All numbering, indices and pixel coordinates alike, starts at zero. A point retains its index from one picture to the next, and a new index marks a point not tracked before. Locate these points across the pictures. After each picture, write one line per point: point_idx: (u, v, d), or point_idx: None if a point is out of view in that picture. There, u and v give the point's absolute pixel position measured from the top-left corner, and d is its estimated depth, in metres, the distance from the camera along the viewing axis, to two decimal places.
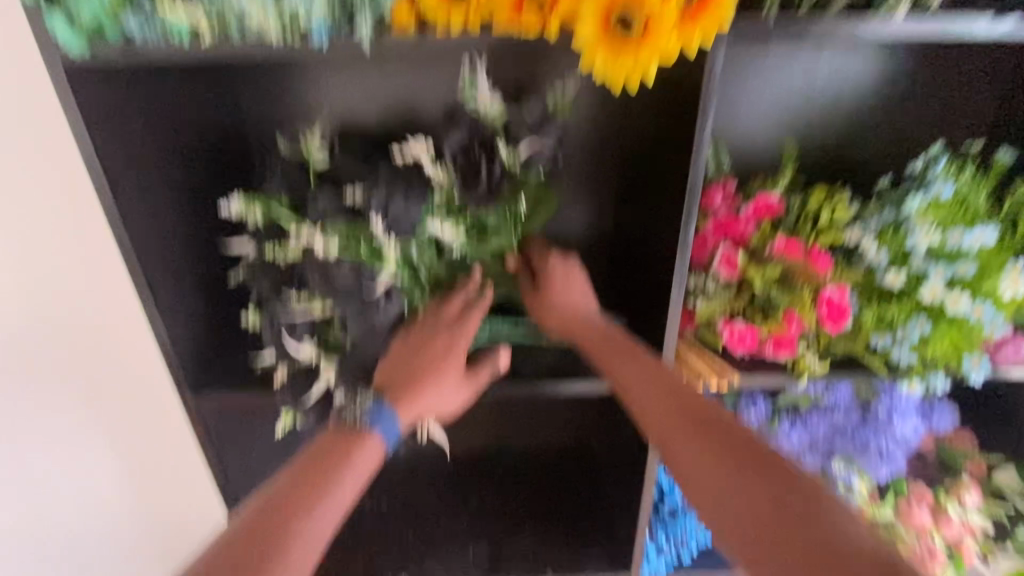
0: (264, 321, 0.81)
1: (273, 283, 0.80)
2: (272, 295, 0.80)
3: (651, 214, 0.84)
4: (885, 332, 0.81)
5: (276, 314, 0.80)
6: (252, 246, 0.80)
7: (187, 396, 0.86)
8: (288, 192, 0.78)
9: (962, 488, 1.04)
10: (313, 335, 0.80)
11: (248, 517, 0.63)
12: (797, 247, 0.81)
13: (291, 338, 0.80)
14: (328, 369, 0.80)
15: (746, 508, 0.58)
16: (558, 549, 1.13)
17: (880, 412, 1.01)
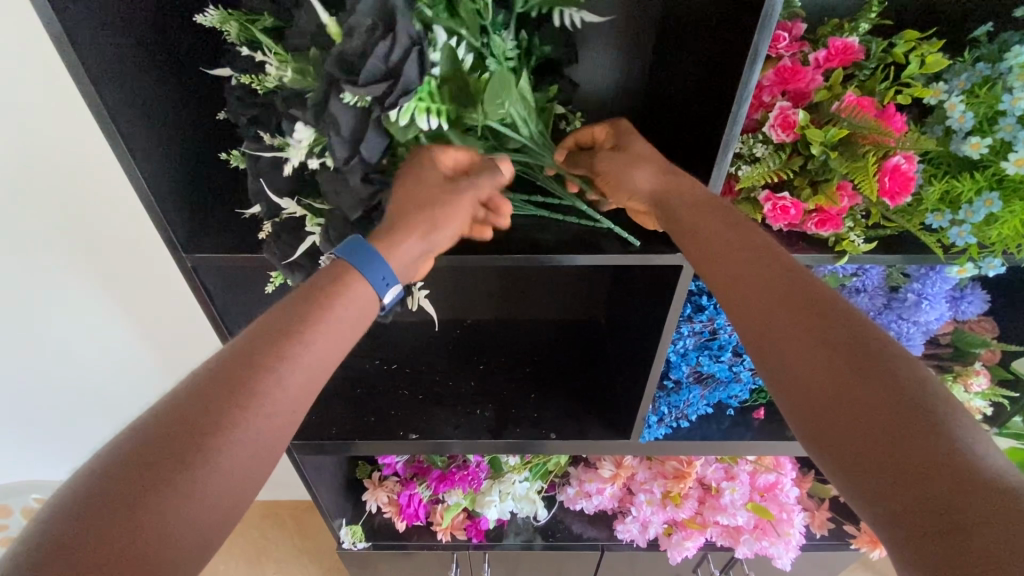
0: (248, 168, 0.75)
1: (252, 119, 0.74)
2: (251, 131, 0.74)
3: (697, 61, 0.72)
4: (945, 210, 0.73)
5: (253, 159, 0.74)
6: (233, 73, 0.72)
7: (182, 255, 0.79)
8: (270, 10, 0.69)
9: (971, 375, 1.04)
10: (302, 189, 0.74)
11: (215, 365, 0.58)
12: (869, 105, 0.69)
13: (272, 190, 0.73)
14: (316, 230, 0.74)
15: (857, 403, 0.50)
16: (560, 412, 1.15)
17: (908, 296, 0.96)
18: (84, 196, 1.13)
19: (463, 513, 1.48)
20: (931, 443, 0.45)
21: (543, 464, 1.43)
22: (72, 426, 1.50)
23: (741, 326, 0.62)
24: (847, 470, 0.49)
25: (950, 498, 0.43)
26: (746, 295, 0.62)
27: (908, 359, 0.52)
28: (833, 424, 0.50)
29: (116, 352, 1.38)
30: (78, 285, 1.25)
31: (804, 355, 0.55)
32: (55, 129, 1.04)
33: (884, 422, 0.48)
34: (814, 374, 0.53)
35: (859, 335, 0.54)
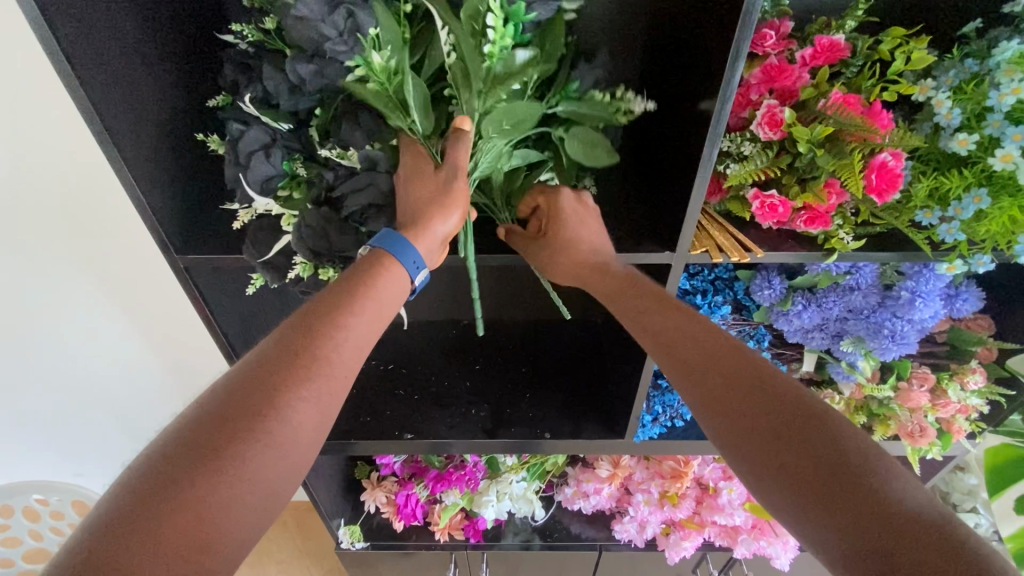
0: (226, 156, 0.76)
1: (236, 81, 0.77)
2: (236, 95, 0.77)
3: (685, 62, 0.72)
4: (935, 206, 0.72)
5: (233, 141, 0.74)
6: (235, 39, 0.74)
7: (174, 256, 0.81)
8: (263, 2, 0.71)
9: (967, 373, 1.03)
10: (279, 181, 0.75)
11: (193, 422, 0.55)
12: (855, 102, 0.69)
13: (250, 183, 0.74)
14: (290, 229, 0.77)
15: (796, 464, 0.55)
16: (555, 411, 1.16)
17: (902, 294, 0.96)
18: (86, 198, 1.15)
19: (460, 513, 1.48)
20: (867, 492, 0.50)
21: (540, 465, 1.43)
22: (75, 427, 1.52)
23: (688, 386, 0.67)
24: (794, 496, 0.54)
25: (885, 504, 0.49)
26: (686, 372, 0.67)
27: (829, 410, 0.58)
28: (780, 474, 0.56)
29: (117, 353, 1.40)
30: (79, 287, 1.27)
31: (744, 424, 0.60)
32: (54, 134, 1.07)
33: (823, 478, 0.53)
34: (757, 441, 0.58)
35: (784, 397, 0.59)
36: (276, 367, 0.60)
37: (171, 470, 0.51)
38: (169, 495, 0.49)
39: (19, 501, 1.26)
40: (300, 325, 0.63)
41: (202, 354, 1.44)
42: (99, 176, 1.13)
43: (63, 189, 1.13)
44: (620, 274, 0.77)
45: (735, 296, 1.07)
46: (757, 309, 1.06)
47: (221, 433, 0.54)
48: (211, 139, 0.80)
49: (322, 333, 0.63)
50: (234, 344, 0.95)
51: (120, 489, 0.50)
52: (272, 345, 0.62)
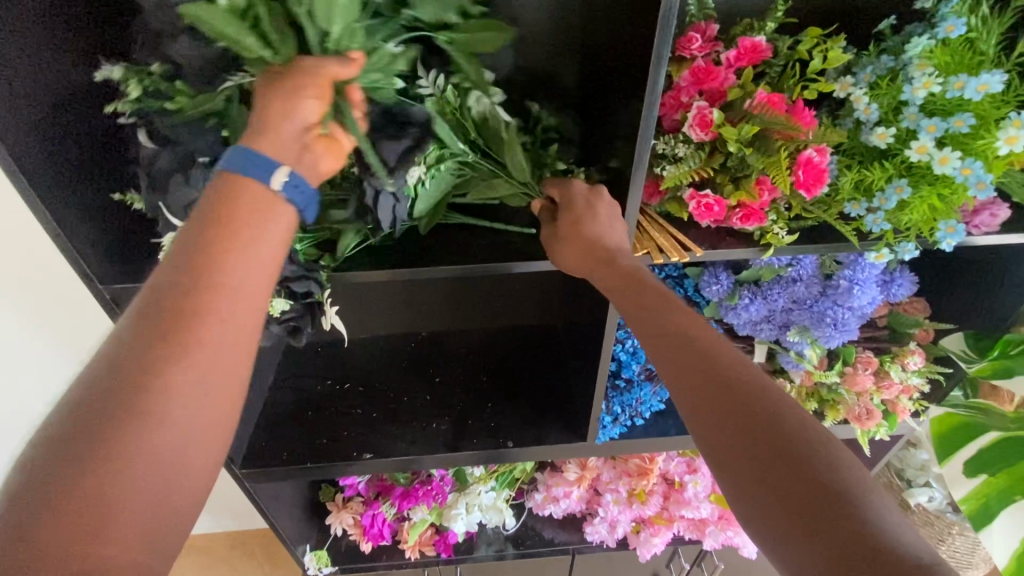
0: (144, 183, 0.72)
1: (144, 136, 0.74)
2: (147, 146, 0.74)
3: (618, 69, 0.73)
4: (861, 198, 0.75)
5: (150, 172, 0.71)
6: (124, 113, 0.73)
7: (98, 287, 0.78)
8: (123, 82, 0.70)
9: (908, 354, 1.07)
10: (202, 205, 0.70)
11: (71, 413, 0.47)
12: (779, 101, 0.71)
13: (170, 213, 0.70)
14: None
15: (803, 503, 0.50)
16: (517, 418, 1.15)
17: (841, 282, 0.99)
18: None
19: (431, 528, 1.45)
20: (877, 545, 0.47)
21: (509, 473, 1.42)
22: None
23: (679, 403, 0.61)
24: (796, 539, 0.50)
25: (897, 560, 0.46)
26: (685, 385, 0.61)
27: (834, 445, 0.53)
28: (739, 456, 0.55)
29: None
30: None
31: (745, 450, 0.55)
32: None
33: (829, 522, 0.49)
34: (760, 472, 0.53)
35: (788, 429, 0.54)
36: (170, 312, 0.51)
37: (61, 458, 0.45)
38: (84, 454, 0.45)
39: None
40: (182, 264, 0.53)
41: None
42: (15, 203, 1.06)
43: None
44: (621, 270, 0.71)
45: (685, 293, 1.09)
46: (707, 304, 1.07)
47: (106, 417, 0.46)
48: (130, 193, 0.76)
49: (205, 266, 0.52)
50: None
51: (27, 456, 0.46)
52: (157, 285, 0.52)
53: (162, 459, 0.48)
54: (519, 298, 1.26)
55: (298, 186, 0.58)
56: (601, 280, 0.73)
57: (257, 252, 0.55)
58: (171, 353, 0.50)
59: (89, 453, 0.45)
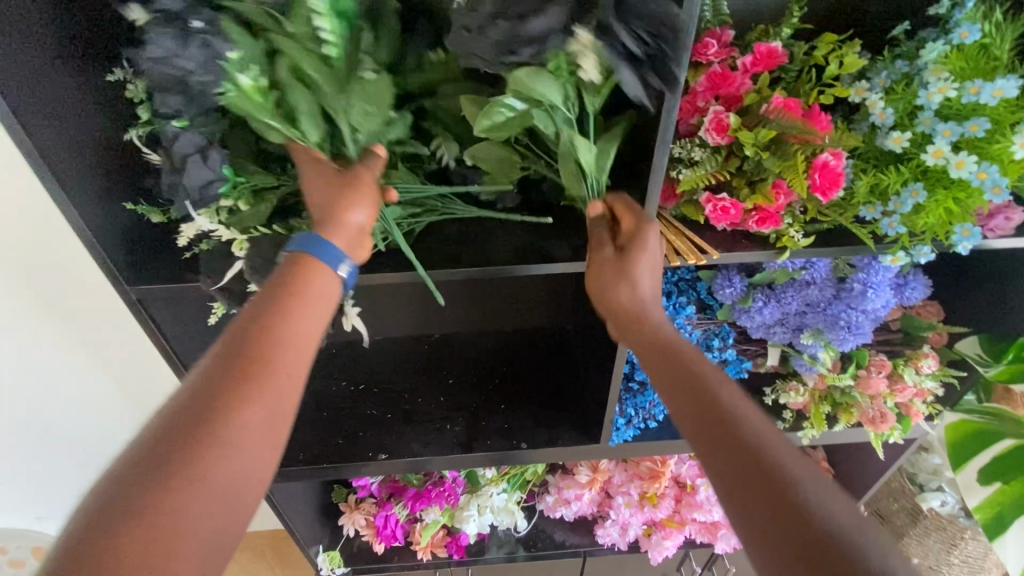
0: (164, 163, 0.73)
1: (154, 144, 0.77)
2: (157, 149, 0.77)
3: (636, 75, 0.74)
4: (876, 202, 0.76)
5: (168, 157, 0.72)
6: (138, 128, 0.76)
7: (126, 288, 0.78)
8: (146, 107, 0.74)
9: (921, 357, 1.07)
10: (220, 188, 0.72)
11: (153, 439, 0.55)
12: (795, 105, 0.72)
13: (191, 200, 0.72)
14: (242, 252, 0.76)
15: None
16: (530, 420, 1.16)
17: (854, 286, 0.99)
18: (25, 231, 1.10)
19: (442, 530, 1.45)
20: None
21: (520, 475, 1.42)
22: (32, 467, 1.46)
23: (710, 473, 0.62)
24: None
25: None
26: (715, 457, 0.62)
27: (864, 539, 0.52)
28: (731, 490, 0.59)
29: (79, 389, 1.35)
30: (24, 324, 1.22)
31: (770, 532, 0.55)
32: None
33: None
34: (781, 555, 0.54)
35: (813, 515, 0.54)
36: (239, 363, 0.59)
37: (142, 475, 0.52)
38: (163, 475, 0.52)
39: None
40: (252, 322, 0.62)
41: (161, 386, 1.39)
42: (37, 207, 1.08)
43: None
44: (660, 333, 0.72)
45: (698, 296, 1.10)
46: (721, 307, 1.08)
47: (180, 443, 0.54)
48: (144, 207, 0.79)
49: (270, 321, 0.62)
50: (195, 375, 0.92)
51: (109, 482, 0.52)
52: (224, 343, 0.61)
53: (222, 483, 0.54)
54: (532, 301, 1.27)
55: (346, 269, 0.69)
56: (637, 336, 0.74)
57: (315, 315, 0.65)
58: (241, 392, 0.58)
59: (166, 471, 0.52)
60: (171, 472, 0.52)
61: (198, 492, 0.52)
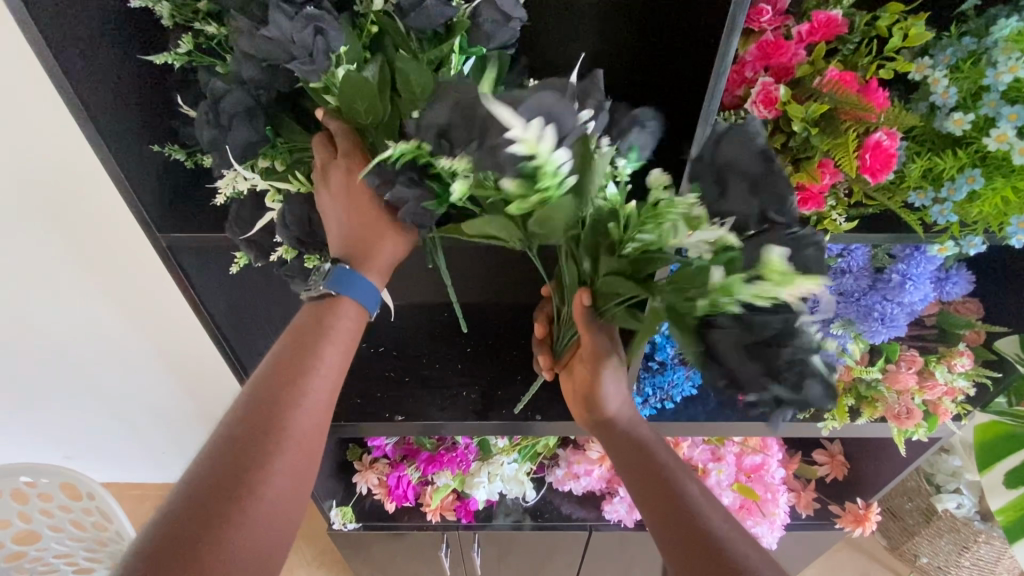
0: (203, 116, 0.70)
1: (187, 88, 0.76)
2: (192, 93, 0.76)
3: (676, 50, 0.71)
4: (928, 187, 0.72)
5: (213, 107, 0.69)
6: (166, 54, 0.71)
7: (157, 234, 0.80)
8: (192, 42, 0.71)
9: (955, 355, 1.03)
10: (262, 148, 0.71)
11: (187, 497, 0.57)
12: (851, 80, 0.68)
13: (232, 152, 0.69)
14: (275, 207, 0.74)
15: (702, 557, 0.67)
16: (546, 393, 1.16)
17: (893, 277, 0.96)
18: (65, 178, 1.12)
19: (452, 495, 1.48)
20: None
21: (532, 446, 1.43)
22: (68, 404, 1.54)
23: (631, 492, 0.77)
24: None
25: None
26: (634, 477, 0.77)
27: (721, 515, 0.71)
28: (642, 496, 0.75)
29: (109, 336, 1.40)
30: (58, 266, 1.25)
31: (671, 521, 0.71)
32: (19, 109, 1.02)
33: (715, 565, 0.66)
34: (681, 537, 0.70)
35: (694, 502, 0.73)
36: (268, 412, 0.63)
37: (179, 537, 0.54)
38: (203, 531, 0.54)
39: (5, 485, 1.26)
40: (274, 374, 0.66)
41: (187, 338, 1.42)
42: (74, 155, 1.09)
43: (35, 167, 1.09)
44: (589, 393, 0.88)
45: None
46: None
47: (212, 498, 0.56)
48: (171, 148, 0.78)
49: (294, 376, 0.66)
50: (220, 325, 0.93)
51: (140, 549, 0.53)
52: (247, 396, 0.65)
53: (253, 538, 0.56)
54: None
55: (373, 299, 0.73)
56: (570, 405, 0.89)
57: (337, 364, 0.69)
58: (272, 447, 0.61)
59: (205, 527, 0.55)
60: (209, 527, 0.55)
61: (229, 561, 0.54)
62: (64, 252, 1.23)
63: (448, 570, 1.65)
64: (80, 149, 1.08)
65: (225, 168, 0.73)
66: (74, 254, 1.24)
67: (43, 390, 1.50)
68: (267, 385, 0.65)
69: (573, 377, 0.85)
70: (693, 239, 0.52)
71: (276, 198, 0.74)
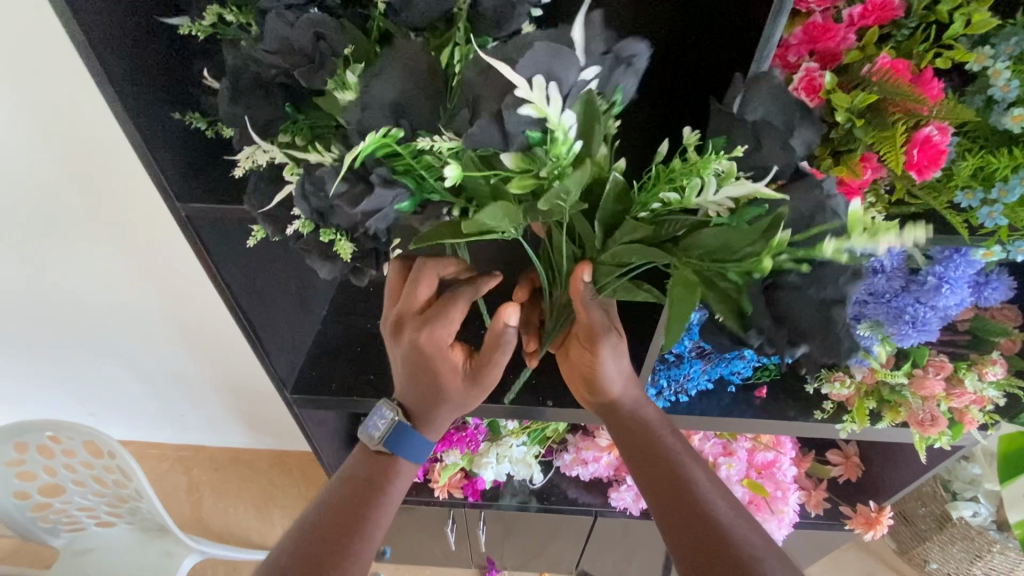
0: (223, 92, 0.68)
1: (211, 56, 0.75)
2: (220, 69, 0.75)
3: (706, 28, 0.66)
4: (977, 187, 0.68)
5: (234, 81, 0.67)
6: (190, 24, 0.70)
7: (176, 204, 0.80)
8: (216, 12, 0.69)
9: (987, 363, 0.98)
10: (281, 125, 0.69)
11: None
12: (904, 68, 0.64)
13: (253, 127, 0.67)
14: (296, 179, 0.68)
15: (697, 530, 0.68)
16: (559, 379, 1.15)
17: (928, 279, 0.92)
18: (83, 141, 1.11)
19: (460, 472, 1.49)
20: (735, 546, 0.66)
21: (541, 430, 1.43)
22: (93, 362, 1.59)
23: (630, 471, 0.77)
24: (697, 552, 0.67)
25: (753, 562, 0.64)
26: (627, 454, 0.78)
27: (712, 486, 0.72)
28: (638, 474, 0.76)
29: (131, 298, 1.42)
30: (82, 228, 1.27)
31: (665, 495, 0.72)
32: (35, 69, 1.01)
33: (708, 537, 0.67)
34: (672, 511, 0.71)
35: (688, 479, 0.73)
36: (334, 534, 0.74)
37: None
38: None
39: (33, 439, 1.31)
40: (331, 509, 0.76)
41: (203, 305, 1.43)
42: (91, 117, 1.08)
43: (54, 128, 1.09)
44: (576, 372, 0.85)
45: None
46: None
47: None
48: (194, 118, 0.77)
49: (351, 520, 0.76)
50: (237, 297, 0.93)
51: None
52: (311, 521, 0.75)
53: None
54: None
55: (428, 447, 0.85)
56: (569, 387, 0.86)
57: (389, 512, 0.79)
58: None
59: None
60: None
61: None
62: (86, 214, 1.24)
63: (453, 545, 1.68)
64: (93, 109, 1.06)
65: (245, 144, 0.71)
66: (95, 217, 1.25)
67: (69, 347, 1.54)
68: (323, 526, 0.74)
69: (570, 359, 0.80)
70: (717, 197, 0.52)
71: (295, 171, 0.69)
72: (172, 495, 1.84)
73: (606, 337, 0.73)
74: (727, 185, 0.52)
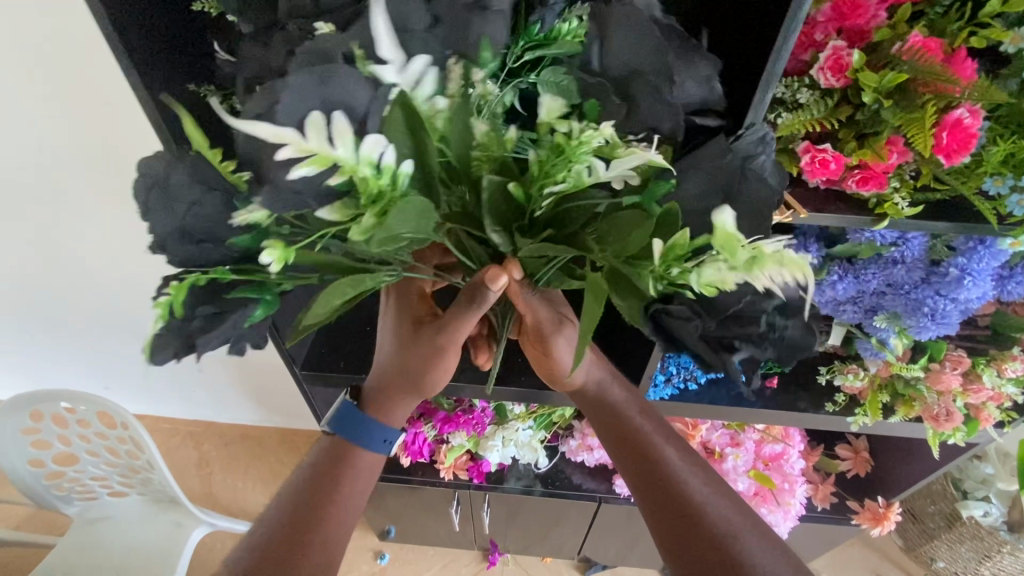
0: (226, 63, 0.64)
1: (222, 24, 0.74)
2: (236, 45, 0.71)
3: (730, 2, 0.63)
4: (1007, 174, 0.66)
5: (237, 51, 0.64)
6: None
7: None
8: None
9: (1007, 359, 0.96)
10: None
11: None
12: (936, 48, 0.61)
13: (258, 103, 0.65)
14: None
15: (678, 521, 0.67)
16: None
17: (950, 271, 0.89)
18: (95, 115, 1.11)
19: (466, 455, 1.49)
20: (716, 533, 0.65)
21: (548, 415, 1.43)
22: (107, 335, 1.61)
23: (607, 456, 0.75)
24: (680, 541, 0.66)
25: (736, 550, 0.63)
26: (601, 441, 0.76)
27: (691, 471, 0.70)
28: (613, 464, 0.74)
29: (143, 273, 1.43)
30: (95, 201, 1.27)
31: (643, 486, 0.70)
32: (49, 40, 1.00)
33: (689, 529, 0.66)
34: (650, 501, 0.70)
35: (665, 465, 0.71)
36: (306, 507, 0.69)
37: None
38: None
39: (48, 408, 1.33)
40: (308, 484, 0.71)
41: None
42: (103, 90, 1.07)
43: (68, 101, 1.09)
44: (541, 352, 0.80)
45: None
46: None
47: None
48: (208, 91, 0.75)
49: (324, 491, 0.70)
50: None
51: None
52: (287, 492, 0.71)
53: None
54: None
55: (391, 440, 0.77)
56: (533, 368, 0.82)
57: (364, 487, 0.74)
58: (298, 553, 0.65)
59: None
60: None
61: None
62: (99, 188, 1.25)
63: (457, 526, 1.69)
64: (106, 82, 1.06)
65: None
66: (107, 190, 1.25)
67: (84, 319, 1.57)
68: (295, 500, 0.69)
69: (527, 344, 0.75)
70: (611, 173, 0.45)
71: None
72: (182, 468, 1.87)
73: (555, 329, 0.69)
74: (616, 157, 0.45)
